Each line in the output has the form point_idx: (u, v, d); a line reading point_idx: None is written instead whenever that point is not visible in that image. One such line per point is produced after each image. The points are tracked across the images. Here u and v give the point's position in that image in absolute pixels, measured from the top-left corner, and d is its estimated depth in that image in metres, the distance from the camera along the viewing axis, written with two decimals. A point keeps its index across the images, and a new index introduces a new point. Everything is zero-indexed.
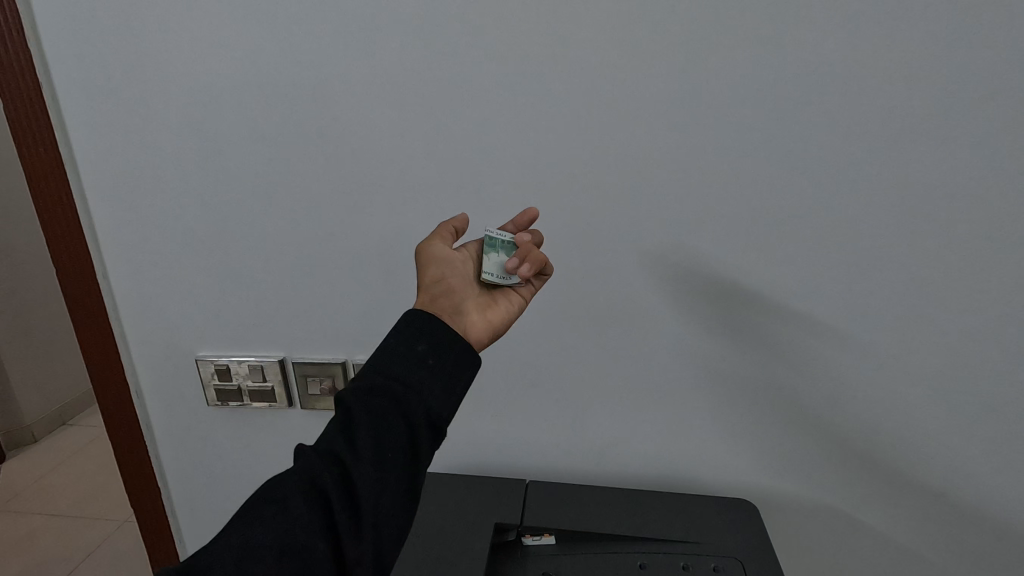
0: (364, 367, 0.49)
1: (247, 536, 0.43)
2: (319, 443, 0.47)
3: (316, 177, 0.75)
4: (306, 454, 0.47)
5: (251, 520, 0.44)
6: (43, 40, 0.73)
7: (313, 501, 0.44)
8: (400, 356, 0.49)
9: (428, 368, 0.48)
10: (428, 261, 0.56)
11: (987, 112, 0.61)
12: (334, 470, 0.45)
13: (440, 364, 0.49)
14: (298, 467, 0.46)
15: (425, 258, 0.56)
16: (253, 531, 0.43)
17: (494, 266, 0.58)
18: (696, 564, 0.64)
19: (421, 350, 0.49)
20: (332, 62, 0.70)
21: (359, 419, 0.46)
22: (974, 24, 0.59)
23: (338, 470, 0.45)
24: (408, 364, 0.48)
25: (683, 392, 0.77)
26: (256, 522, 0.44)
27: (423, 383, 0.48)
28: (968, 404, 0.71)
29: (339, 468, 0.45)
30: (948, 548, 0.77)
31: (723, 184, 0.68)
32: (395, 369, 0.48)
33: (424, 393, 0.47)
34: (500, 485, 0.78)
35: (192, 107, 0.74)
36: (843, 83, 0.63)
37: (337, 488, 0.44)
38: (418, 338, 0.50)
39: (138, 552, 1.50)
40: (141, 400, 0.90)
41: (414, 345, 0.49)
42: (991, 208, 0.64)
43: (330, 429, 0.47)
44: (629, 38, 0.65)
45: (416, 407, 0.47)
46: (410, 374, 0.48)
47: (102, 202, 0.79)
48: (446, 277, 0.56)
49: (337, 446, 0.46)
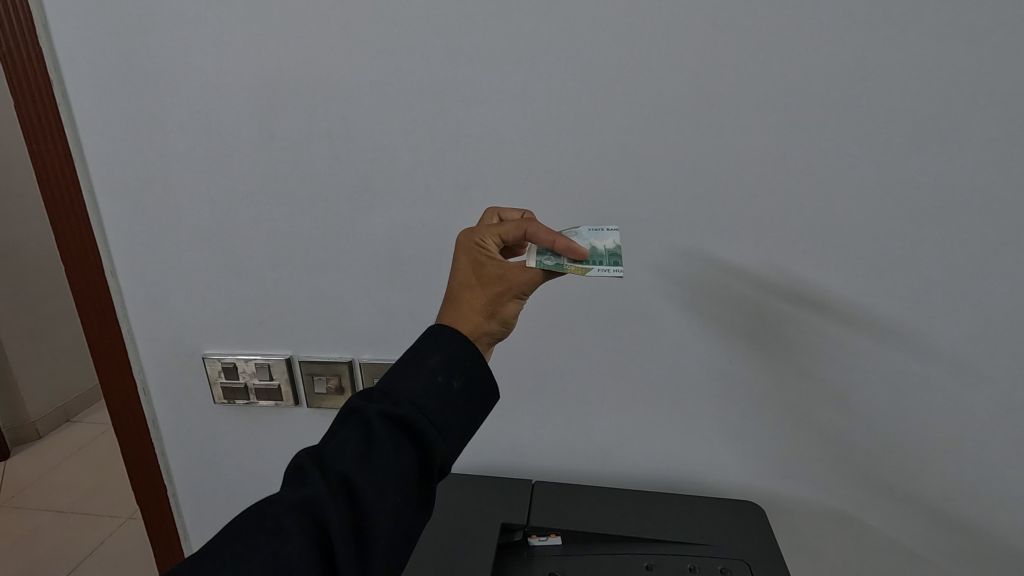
0: (391, 389, 0.47)
1: (243, 567, 0.40)
2: (329, 466, 0.45)
3: (325, 176, 0.75)
4: (314, 476, 0.45)
5: (246, 548, 0.41)
6: (54, 37, 0.73)
7: (314, 535, 0.43)
8: (433, 389, 0.47)
9: (455, 409, 0.48)
10: (513, 302, 0.51)
11: (997, 117, 0.61)
12: (345, 506, 0.44)
13: (466, 406, 0.49)
14: (303, 491, 0.44)
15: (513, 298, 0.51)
16: (250, 564, 0.41)
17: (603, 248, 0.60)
18: (702, 566, 0.64)
19: (453, 387, 0.48)
20: (342, 62, 0.70)
21: (382, 455, 0.45)
22: (984, 30, 0.59)
23: (348, 504, 0.44)
24: (438, 400, 0.47)
25: (691, 393, 0.77)
26: (254, 553, 0.41)
27: (447, 425, 0.47)
28: (975, 410, 0.71)
29: (350, 503, 0.44)
30: (950, 553, 0.77)
31: (732, 185, 0.68)
32: (427, 406, 0.47)
33: (446, 436, 0.47)
34: (507, 486, 0.78)
35: (201, 105, 0.74)
36: (854, 86, 0.63)
37: (346, 526, 0.43)
38: (452, 372, 0.48)
39: (143, 548, 1.50)
40: (148, 397, 0.90)
41: (447, 379, 0.48)
42: (999, 213, 0.64)
43: (343, 451, 0.45)
44: (639, 40, 0.64)
45: (440, 452, 0.46)
46: (438, 413, 0.47)
47: (111, 200, 0.80)
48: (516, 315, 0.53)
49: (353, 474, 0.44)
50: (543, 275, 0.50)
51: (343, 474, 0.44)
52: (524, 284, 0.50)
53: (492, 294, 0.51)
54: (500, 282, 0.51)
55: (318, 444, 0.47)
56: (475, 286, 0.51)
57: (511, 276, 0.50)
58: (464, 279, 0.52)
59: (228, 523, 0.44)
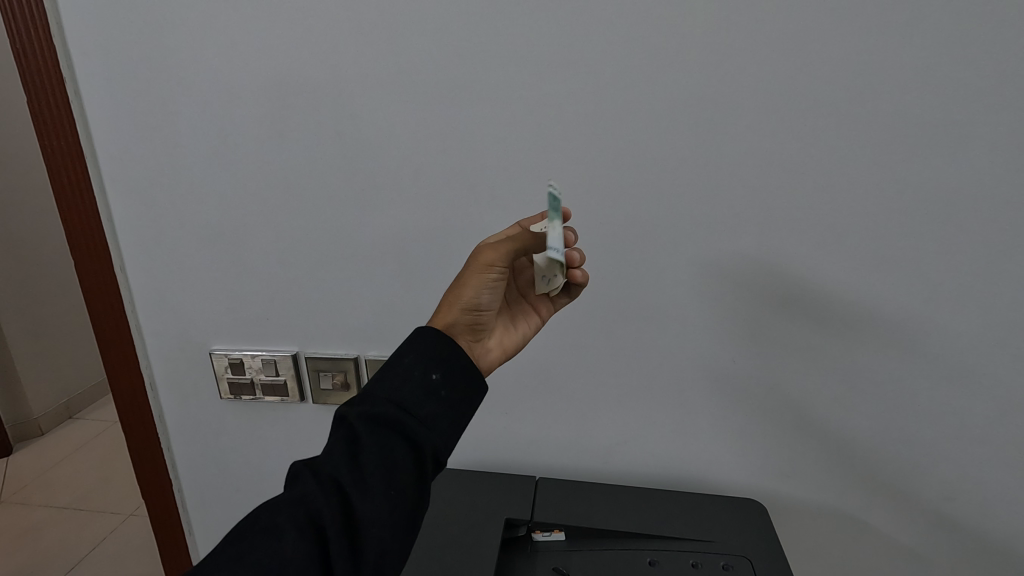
0: (372, 392, 0.49)
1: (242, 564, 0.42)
2: (321, 469, 0.47)
3: (334, 173, 0.76)
4: (306, 477, 0.46)
5: (244, 550, 0.43)
6: (69, 35, 0.74)
7: (309, 530, 0.44)
8: (412, 384, 0.48)
9: (437, 400, 0.49)
10: (479, 278, 0.54)
11: (999, 121, 0.62)
12: (337, 499, 0.45)
13: (450, 397, 0.49)
14: (297, 492, 0.46)
15: (476, 275, 0.54)
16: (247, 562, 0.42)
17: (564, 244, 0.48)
18: (705, 562, 0.64)
19: (432, 379, 0.49)
20: (353, 63, 0.71)
21: (366, 449, 0.46)
22: (984, 35, 0.59)
23: (341, 498, 0.45)
24: (419, 394, 0.48)
25: (694, 392, 0.78)
26: (251, 552, 0.43)
27: (433, 416, 0.48)
28: (976, 412, 0.71)
29: (341, 498, 0.45)
30: (950, 553, 0.77)
31: (737, 185, 0.69)
32: (406, 400, 0.48)
33: (431, 426, 0.48)
34: (513, 483, 0.79)
35: (212, 102, 0.74)
36: (858, 90, 0.63)
37: (339, 518, 0.44)
38: (429, 367, 0.49)
39: (144, 544, 1.51)
40: (155, 392, 0.90)
41: (425, 373, 0.49)
42: (999, 216, 0.64)
43: (333, 453, 0.47)
44: (646, 42, 0.65)
45: (424, 441, 0.47)
46: (420, 405, 0.48)
47: (122, 197, 0.80)
48: (483, 305, 0.54)
49: (341, 473, 0.46)
50: (506, 250, 0.55)
51: (333, 472, 0.46)
52: (486, 257, 0.55)
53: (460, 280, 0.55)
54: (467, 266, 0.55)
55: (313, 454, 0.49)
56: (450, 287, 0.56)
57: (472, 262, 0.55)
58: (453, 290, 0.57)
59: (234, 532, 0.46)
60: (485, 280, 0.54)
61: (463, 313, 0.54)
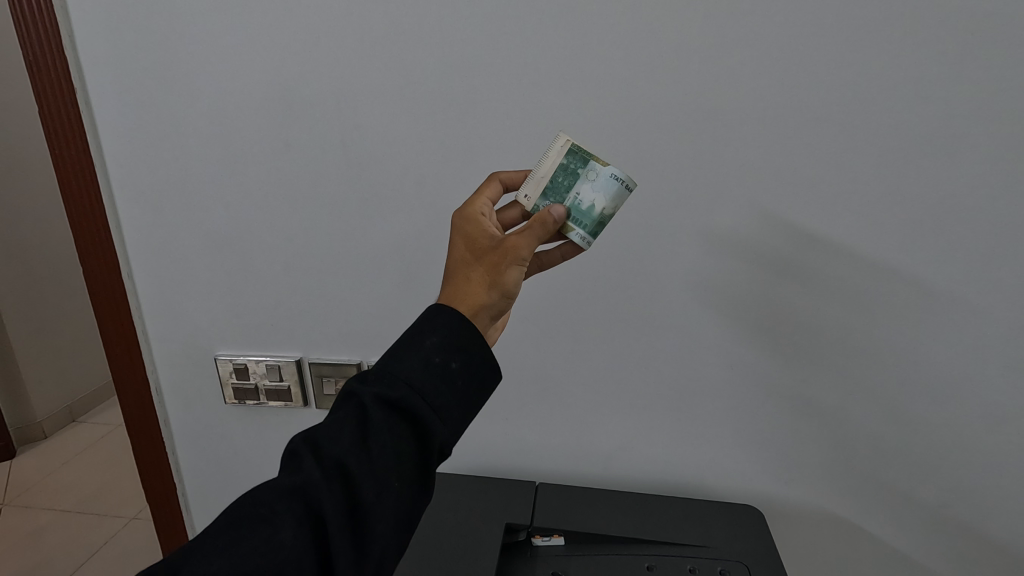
0: (388, 371, 0.45)
1: (232, 557, 0.40)
2: (324, 452, 0.44)
3: (339, 184, 0.77)
4: (309, 461, 0.43)
5: (238, 537, 0.41)
6: (80, 46, 0.75)
7: (309, 520, 0.42)
8: (430, 373, 0.44)
9: (454, 391, 0.45)
10: (513, 271, 0.47)
11: (989, 137, 0.63)
12: (340, 491, 0.42)
13: (466, 387, 0.46)
14: (298, 476, 0.43)
15: (510, 267, 0.47)
16: (239, 556, 0.40)
17: (589, 187, 0.56)
18: (702, 567, 0.65)
19: (452, 368, 0.45)
20: (359, 75, 0.72)
21: (377, 439, 0.43)
22: (976, 55, 0.61)
23: (344, 490, 0.42)
24: (436, 384, 0.44)
25: (692, 399, 0.79)
26: (245, 541, 0.41)
27: (447, 407, 0.45)
28: (971, 420, 0.72)
29: (346, 490, 0.42)
30: (946, 556, 0.78)
31: (736, 196, 0.70)
32: (424, 388, 0.44)
33: (445, 418, 0.45)
34: (514, 487, 0.80)
35: (220, 113, 0.76)
36: (853, 105, 0.65)
37: (341, 512, 0.42)
38: (450, 353, 0.45)
39: (148, 548, 1.52)
40: (161, 397, 0.91)
41: (445, 359, 0.45)
42: (990, 229, 0.66)
43: (339, 434, 0.44)
44: (645, 58, 0.67)
45: (437, 435, 0.44)
46: (436, 395, 0.44)
47: (131, 205, 0.82)
48: (514, 295, 0.48)
49: (347, 461, 0.42)
50: (538, 240, 0.48)
51: (339, 461, 0.43)
52: (522, 249, 0.47)
53: (489, 264, 0.47)
54: (496, 251, 0.47)
55: (314, 429, 0.46)
56: (471, 259, 0.48)
57: (507, 246, 0.47)
58: (463, 256, 0.49)
59: (226, 510, 0.43)
60: (519, 271, 0.47)
61: (495, 304, 0.48)
